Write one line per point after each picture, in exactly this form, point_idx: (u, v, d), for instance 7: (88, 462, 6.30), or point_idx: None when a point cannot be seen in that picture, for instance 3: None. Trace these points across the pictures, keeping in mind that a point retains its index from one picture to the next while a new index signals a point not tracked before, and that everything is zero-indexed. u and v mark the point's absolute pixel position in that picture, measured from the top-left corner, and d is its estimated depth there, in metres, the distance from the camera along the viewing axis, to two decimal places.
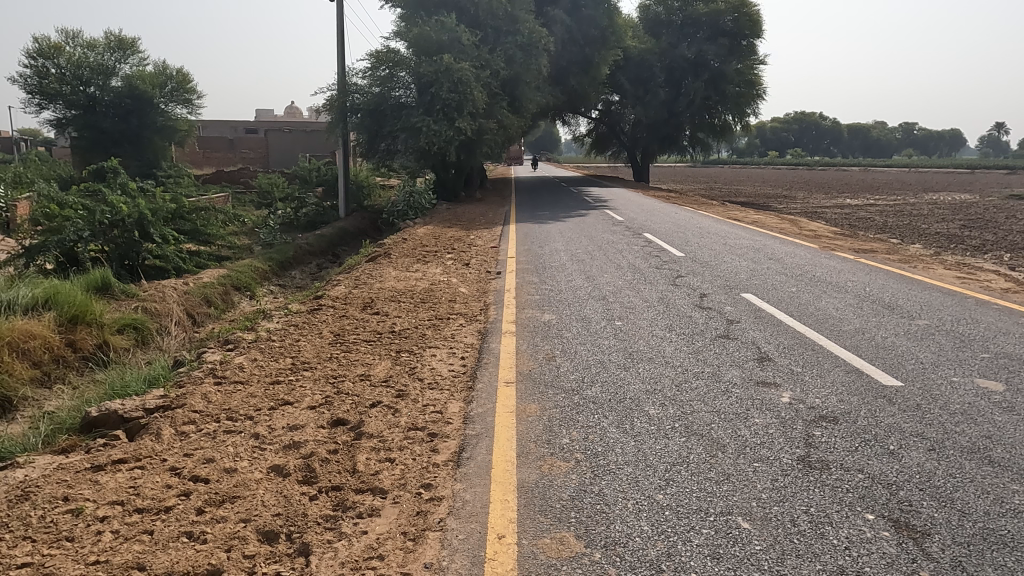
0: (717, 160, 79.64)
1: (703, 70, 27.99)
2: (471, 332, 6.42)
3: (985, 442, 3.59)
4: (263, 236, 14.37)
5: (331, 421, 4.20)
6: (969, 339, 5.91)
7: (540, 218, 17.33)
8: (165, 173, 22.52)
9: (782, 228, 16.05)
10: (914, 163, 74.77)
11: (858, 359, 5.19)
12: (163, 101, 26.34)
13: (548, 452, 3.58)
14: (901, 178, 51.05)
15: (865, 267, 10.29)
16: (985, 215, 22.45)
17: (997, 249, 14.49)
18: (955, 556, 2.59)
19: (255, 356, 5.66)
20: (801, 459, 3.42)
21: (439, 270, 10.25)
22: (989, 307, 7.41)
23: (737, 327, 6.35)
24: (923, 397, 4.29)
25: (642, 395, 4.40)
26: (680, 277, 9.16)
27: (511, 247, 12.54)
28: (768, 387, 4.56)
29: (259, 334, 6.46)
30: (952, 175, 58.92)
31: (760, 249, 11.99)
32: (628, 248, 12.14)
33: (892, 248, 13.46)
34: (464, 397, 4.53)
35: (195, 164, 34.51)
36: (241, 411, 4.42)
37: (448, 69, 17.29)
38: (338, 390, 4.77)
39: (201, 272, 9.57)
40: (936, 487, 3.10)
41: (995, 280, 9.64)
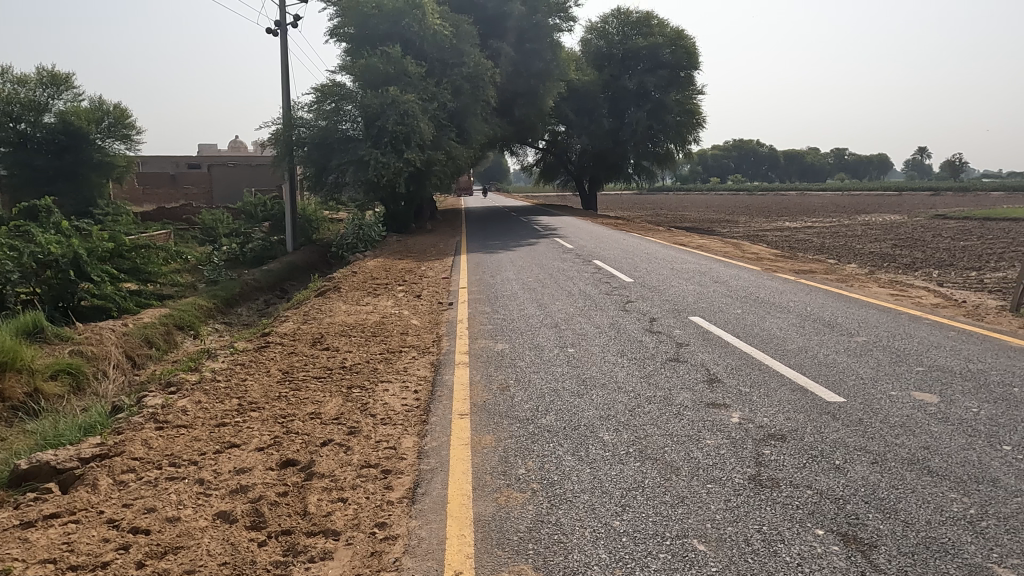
0: (662, 188, 82.08)
1: (645, 101, 29.06)
2: (424, 364, 6.49)
3: (923, 453, 3.85)
4: (208, 273, 14.10)
5: (280, 462, 4.21)
6: (904, 353, 6.29)
7: (492, 249, 17.54)
8: (102, 213, 21.83)
9: (726, 252, 16.67)
10: (846, 187, 78.60)
11: (803, 377, 5.48)
12: (101, 137, 25.70)
13: (506, 484, 3.67)
14: (838, 202, 53.67)
15: (805, 287, 10.82)
16: (914, 234, 23.82)
17: (926, 266, 15.40)
18: (900, 566, 2.77)
19: (199, 398, 5.60)
20: (752, 478, 3.61)
21: (390, 303, 10.29)
22: (920, 322, 7.92)
23: (687, 350, 6.62)
24: (864, 412, 4.57)
25: (597, 422, 4.55)
26: (631, 303, 9.43)
27: (464, 278, 12.68)
28: (717, 408, 4.77)
29: (202, 375, 6.36)
30: (882, 197, 62.29)
31: (706, 273, 12.46)
32: (579, 275, 12.43)
33: (830, 268, 14.16)
34: (416, 431, 4.61)
35: (135, 201, 33.56)
36: (184, 456, 4.37)
37: (395, 102, 17.37)
38: (288, 429, 4.77)
39: (142, 312, 9.33)
40: (879, 499, 3.31)
41: (925, 296, 10.27)
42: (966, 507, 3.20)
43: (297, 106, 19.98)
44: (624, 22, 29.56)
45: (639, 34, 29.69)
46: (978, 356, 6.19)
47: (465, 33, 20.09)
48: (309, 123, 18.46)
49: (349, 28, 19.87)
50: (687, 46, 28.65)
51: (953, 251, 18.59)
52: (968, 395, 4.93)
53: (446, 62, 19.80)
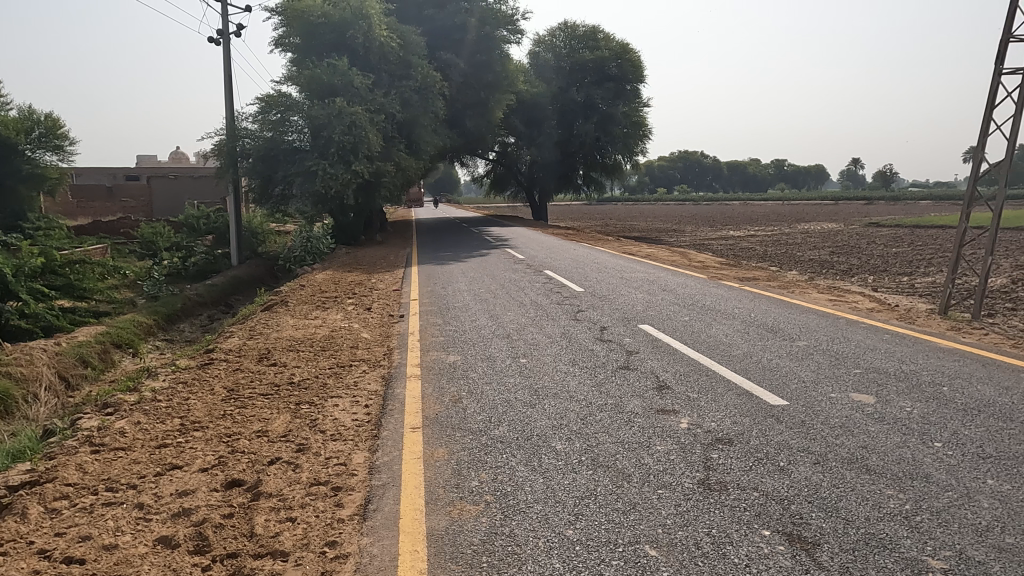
0: (611, 199, 83.42)
1: (593, 113, 29.60)
2: (374, 379, 6.41)
3: (861, 452, 4.03)
4: (148, 288, 13.62)
5: (226, 482, 4.03)
6: (841, 356, 6.59)
7: (444, 260, 17.51)
8: (33, 226, 20.84)
9: (673, 261, 17.08)
10: (787, 197, 81.48)
11: (748, 381, 5.67)
12: (31, 148, 24.58)
13: (458, 497, 3.65)
14: (780, 211, 55.50)
15: (749, 294, 11.20)
16: (849, 242, 24.89)
17: (862, 272, 16.12)
18: (842, 563, 2.86)
19: (139, 419, 5.34)
20: (701, 482, 3.70)
21: (340, 316, 10.16)
22: (856, 326, 8.30)
23: (636, 357, 6.77)
24: (806, 414, 4.77)
25: (550, 431, 4.60)
26: (582, 312, 9.57)
27: (415, 289, 12.63)
28: (666, 414, 4.90)
29: (142, 395, 6.09)
30: (820, 206, 64.80)
31: (654, 281, 12.75)
32: (531, 285, 12.55)
33: (772, 275, 14.68)
34: (368, 447, 4.53)
35: (69, 215, 32.09)
36: (123, 479, 4.13)
37: (342, 113, 17.17)
38: (233, 449, 4.59)
39: (77, 330, 8.95)
40: (821, 498, 3.43)
41: (861, 301, 10.77)
42: (902, 503, 3.35)
43: (241, 116, 19.54)
44: (571, 35, 30.05)
45: (586, 47, 30.15)
46: (909, 357, 6.53)
47: (413, 43, 20.04)
48: (254, 134, 18.03)
49: (295, 37, 19.36)
50: (633, 60, 29.44)
51: (886, 257, 19.48)
52: (901, 395, 5.20)
53: (394, 74, 19.59)
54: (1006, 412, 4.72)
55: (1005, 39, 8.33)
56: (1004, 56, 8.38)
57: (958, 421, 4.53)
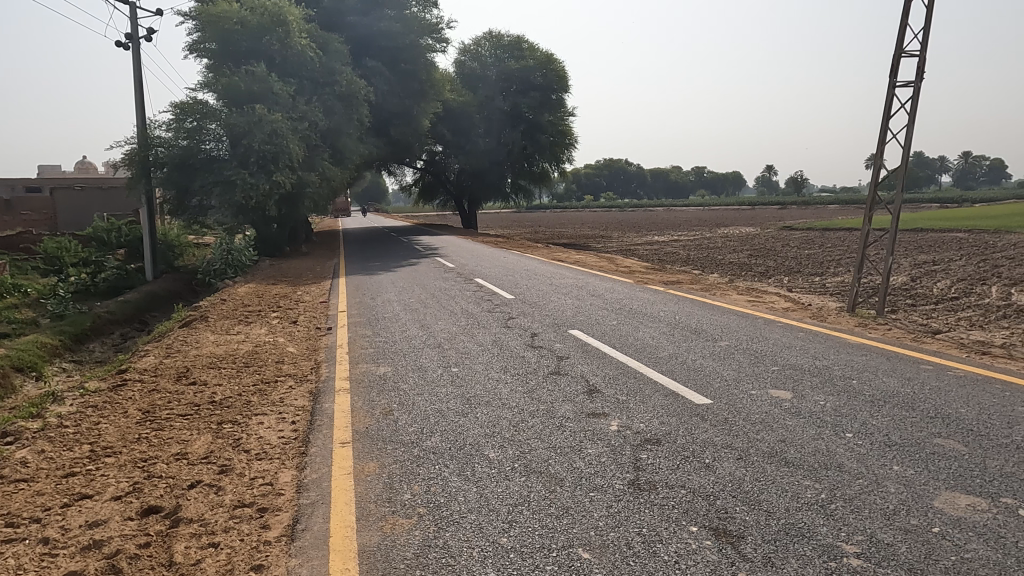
0: (539, 206, 84.34)
1: (520, 122, 29.85)
2: (301, 394, 5.93)
3: (780, 445, 4.10)
4: (50, 305, 12.56)
5: (142, 510, 3.58)
6: (760, 355, 6.79)
7: (372, 270, 17.08)
8: None
9: (601, 266, 17.32)
10: (706, 203, 84.72)
11: (674, 382, 5.71)
12: None
13: (390, 511, 3.40)
14: (700, 217, 57.45)
15: (674, 297, 11.45)
16: (766, 245, 26.00)
17: (777, 273, 16.85)
18: (765, 553, 2.87)
19: (43, 445, 4.71)
20: (631, 482, 3.63)
21: (263, 330, 9.52)
22: (774, 325, 8.62)
23: (567, 362, 6.71)
24: (729, 412, 4.84)
25: (482, 439, 4.40)
26: (513, 319, 9.47)
27: (343, 301, 12.17)
28: (597, 417, 4.83)
29: (48, 420, 5.40)
30: (737, 211, 67.70)
31: (583, 287, 12.85)
32: (461, 294, 12.36)
33: (695, 278, 15.10)
34: (295, 465, 4.14)
35: None
36: (24, 513, 3.60)
37: (263, 121, 15.76)
38: (150, 473, 4.09)
39: None
40: (744, 493, 3.45)
41: (777, 301, 11.23)
42: (818, 492, 3.42)
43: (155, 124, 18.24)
44: (496, 45, 30.28)
45: (511, 57, 30.18)
46: (822, 353, 6.80)
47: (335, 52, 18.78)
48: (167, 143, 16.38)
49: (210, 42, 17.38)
50: (557, 70, 29.88)
51: (799, 258, 20.43)
52: (815, 389, 5.37)
53: (317, 81, 18.00)
54: (908, 401, 4.96)
55: (897, 55, 8.88)
56: (897, 70, 8.93)
57: (867, 412, 4.72)
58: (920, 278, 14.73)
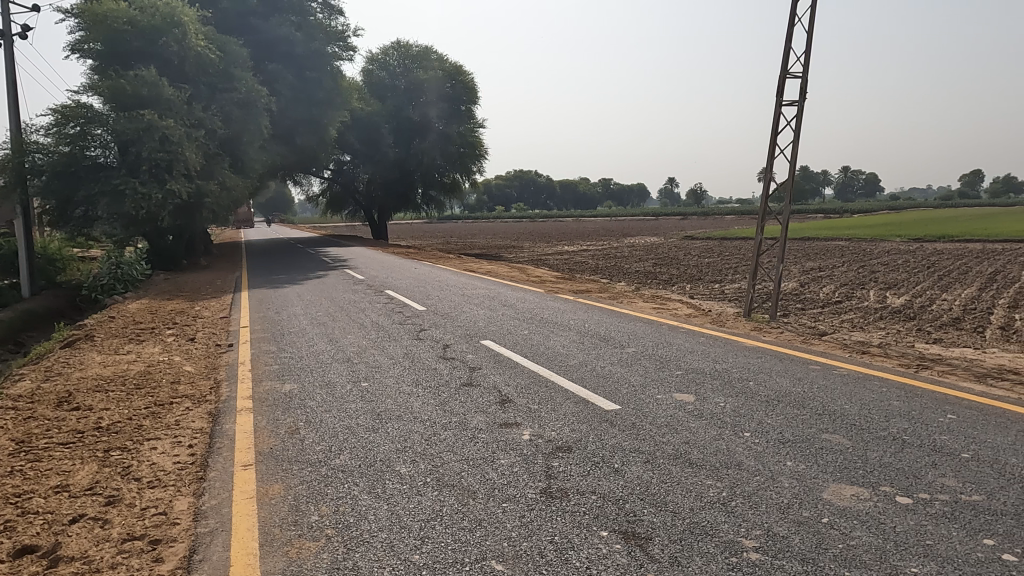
0: (450, 216, 84.27)
1: (429, 132, 29.06)
2: (201, 412, 5.10)
3: (684, 447, 3.92)
4: None
5: (14, 552, 2.92)
6: (666, 360, 6.69)
7: (276, 281, 16.02)
8: None
9: (512, 277, 17.07)
10: (612, 214, 87.58)
11: (584, 390, 5.43)
12: None
13: (296, 533, 2.94)
14: (607, 227, 59.07)
15: (583, 306, 11.32)
16: (670, 254, 26.84)
17: (680, 281, 17.35)
18: (672, 553, 2.68)
19: None
20: (542, 491, 3.32)
21: (156, 347, 8.31)
22: (677, 331, 8.68)
23: (479, 373, 6.18)
24: (637, 416, 4.63)
25: (393, 455, 3.89)
26: (424, 331, 8.81)
27: (245, 314, 10.90)
28: (509, 427, 4.42)
29: None
30: (641, 222, 70.62)
31: (496, 297, 12.44)
32: (370, 305, 11.58)
33: (603, 287, 15.21)
34: (191, 491, 3.50)
35: None
36: None
37: (152, 127, 13.54)
38: (20, 510, 3.36)
39: None
40: (652, 495, 3.23)
41: (681, 308, 11.43)
42: (719, 490, 3.26)
43: (32, 128, 16.10)
44: (404, 54, 29.31)
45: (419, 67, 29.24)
46: (721, 357, 6.87)
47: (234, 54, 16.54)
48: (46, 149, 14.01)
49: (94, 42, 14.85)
50: (465, 81, 29.24)
51: (700, 267, 21.12)
52: (716, 392, 5.28)
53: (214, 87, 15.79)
54: (799, 401, 4.96)
55: (781, 76, 9.27)
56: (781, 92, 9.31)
57: (761, 411, 4.70)
58: (807, 284, 15.52)
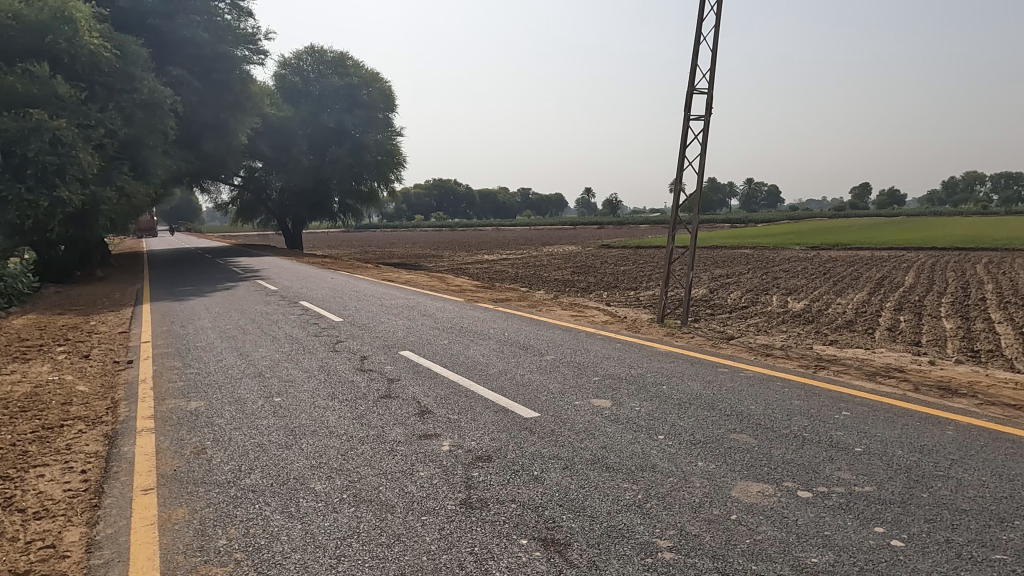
0: (367, 226, 82.50)
1: (345, 140, 27.77)
2: (97, 434, 4.34)
3: (602, 452, 3.63)
4: None
5: None
6: (583, 366, 6.27)
7: (179, 291, 14.76)
8: None
9: (431, 286, 16.48)
10: (531, 222, 88.39)
11: (504, 397, 4.91)
12: None
13: (201, 560, 2.52)
14: (528, 236, 59.32)
15: (501, 313, 10.78)
16: (588, 262, 27.14)
17: (598, 289, 17.38)
18: (590, 557, 2.46)
19: None
20: (462, 501, 2.98)
21: (44, 364, 7.22)
22: (595, 337, 8.29)
23: (398, 385, 5.46)
24: (555, 422, 4.24)
25: (307, 471, 3.39)
26: (340, 341, 7.84)
27: (147, 328, 9.61)
28: (428, 438, 3.93)
29: None
30: (560, 231, 71.62)
31: (414, 306, 11.47)
32: (283, 313, 10.62)
33: (523, 295, 14.93)
34: (84, 520, 2.93)
35: None
36: None
37: (42, 127, 11.56)
38: None
39: None
40: (571, 500, 2.97)
41: (598, 314, 11.30)
42: (636, 492, 3.04)
43: None
44: (318, 60, 28.38)
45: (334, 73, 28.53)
46: (637, 362, 6.52)
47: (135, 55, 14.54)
48: None
49: None
50: (383, 89, 28.63)
51: (615, 275, 21.29)
52: (632, 396, 4.96)
53: (112, 87, 13.88)
54: (708, 401, 4.76)
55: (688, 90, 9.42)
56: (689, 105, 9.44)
57: (675, 414, 4.41)
58: (716, 290, 16.01)
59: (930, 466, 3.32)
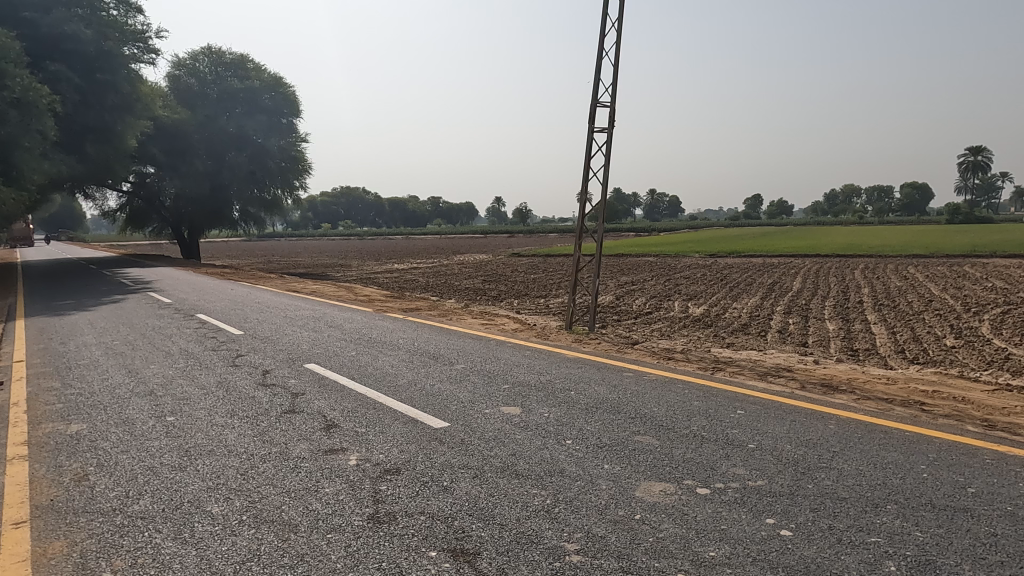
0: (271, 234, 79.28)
1: (245, 146, 26.41)
2: None
3: (511, 459, 3.39)
4: None
5: None
6: (493, 374, 5.85)
7: (57, 305, 13.30)
8: None
9: (338, 296, 15.80)
10: (443, 230, 87.91)
11: (412, 409, 4.49)
12: None
13: None
14: (440, 244, 58.68)
15: (411, 323, 10.21)
16: (499, 271, 27.15)
17: (510, 298, 17.24)
18: (500, 565, 2.28)
19: None
20: (370, 516, 2.68)
21: None
22: (504, 345, 7.88)
23: (303, 400, 4.81)
24: (465, 432, 3.91)
25: (204, 494, 2.95)
26: (240, 356, 6.87)
27: (19, 345, 8.52)
28: (334, 454, 3.51)
29: None
30: (472, 239, 71.44)
31: (320, 317, 10.68)
32: (175, 325, 9.69)
33: (433, 305, 14.51)
34: None
35: None
36: None
37: None
38: None
39: None
40: (481, 509, 2.75)
41: (509, 322, 11.13)
42: (544, 498, 2.87)
43: None
44: (216, 61, 26.74)
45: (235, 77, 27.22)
46: (546, 368, 6.19)
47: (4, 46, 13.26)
48: None
49: None
50: (287, 94, 27.48)
51: (526, 284, 21.22)
52: (540, 403, 4.67)
53: None
54: (613, 405, 4.59)
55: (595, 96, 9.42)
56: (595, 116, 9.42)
57: (583, 419, 4.21)
58: (622, 297, 16.45)
59: (812, 458, 3.37)
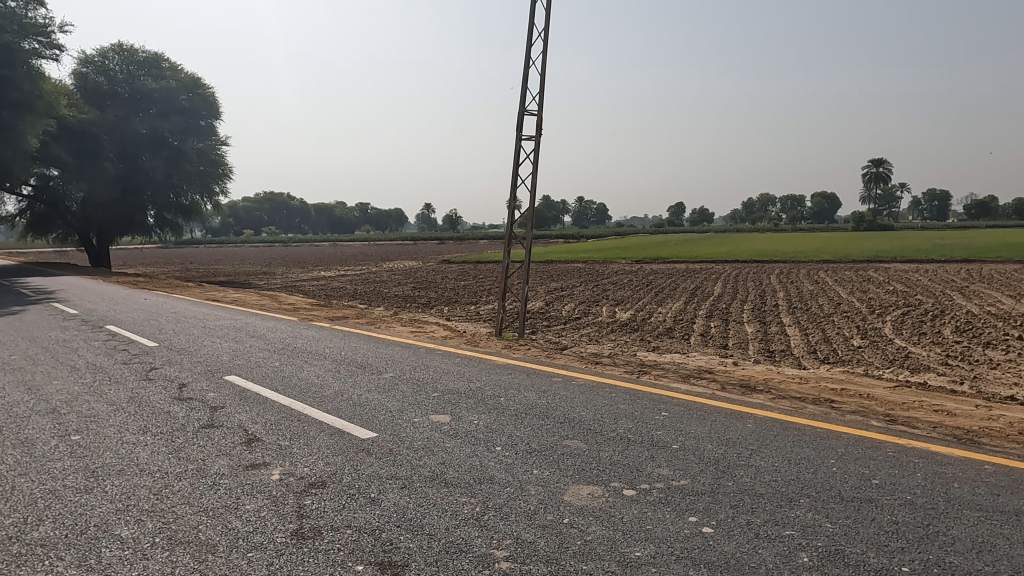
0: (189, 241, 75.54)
1: (161, 149, 24.81)
2: None
3: (439, 467, 3.10)
4: None
5: None
6: (423, 382, 5.48)
7: None
8: None
9: (259, 305, 14.98)
10: (371, 237, 86.22)
11: (340, 419, 4.06)
12: None
13: None
14: (368, 251, 57.34)
15: (338, 331, 9.64)
16: (428, 278, 26.68)
17: (441, 306, 16.83)
18: None
19: None
20: (292, 533, 2.37)
21: None
22: (435, 352, 7.53)
23: (223, 412, 4.29)
24: (394, 441, 3.56)
25: (113, 515, 2.51)
26: (153, 368, 6.19)
27: None
28: (256, 467, 3.09)
29: None
30: (401, 246, 70.31)
31: (241, 327, 9.97)
32: (76, 337, 8.80)
33: (361, 313, 13.93)
34: None
35: None
36: None
37: None
38: None
39: None
40: (407, 518, 2.49)
41: (439, 330, 10.78)
42: (473, 505, 2.63)
43: None
44: (127, 59, 25.19)
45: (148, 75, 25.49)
46: (477, 375, 5.87)
47: None
48: None
49: None
50: (205, 95, 26.10)
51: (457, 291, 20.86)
52: (471, 410, 4.35)
53: None
54: (543, 410, 4.38)
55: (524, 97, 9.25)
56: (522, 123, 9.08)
57: (513, 424, 3.95)
58: (551, 303, 16.44)
59: (733, 456, 3.29)
